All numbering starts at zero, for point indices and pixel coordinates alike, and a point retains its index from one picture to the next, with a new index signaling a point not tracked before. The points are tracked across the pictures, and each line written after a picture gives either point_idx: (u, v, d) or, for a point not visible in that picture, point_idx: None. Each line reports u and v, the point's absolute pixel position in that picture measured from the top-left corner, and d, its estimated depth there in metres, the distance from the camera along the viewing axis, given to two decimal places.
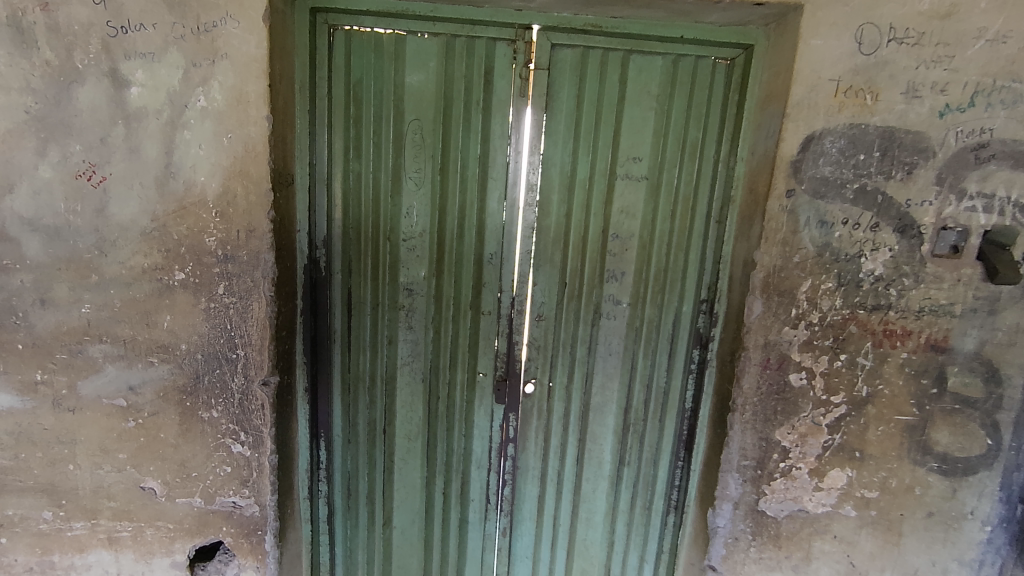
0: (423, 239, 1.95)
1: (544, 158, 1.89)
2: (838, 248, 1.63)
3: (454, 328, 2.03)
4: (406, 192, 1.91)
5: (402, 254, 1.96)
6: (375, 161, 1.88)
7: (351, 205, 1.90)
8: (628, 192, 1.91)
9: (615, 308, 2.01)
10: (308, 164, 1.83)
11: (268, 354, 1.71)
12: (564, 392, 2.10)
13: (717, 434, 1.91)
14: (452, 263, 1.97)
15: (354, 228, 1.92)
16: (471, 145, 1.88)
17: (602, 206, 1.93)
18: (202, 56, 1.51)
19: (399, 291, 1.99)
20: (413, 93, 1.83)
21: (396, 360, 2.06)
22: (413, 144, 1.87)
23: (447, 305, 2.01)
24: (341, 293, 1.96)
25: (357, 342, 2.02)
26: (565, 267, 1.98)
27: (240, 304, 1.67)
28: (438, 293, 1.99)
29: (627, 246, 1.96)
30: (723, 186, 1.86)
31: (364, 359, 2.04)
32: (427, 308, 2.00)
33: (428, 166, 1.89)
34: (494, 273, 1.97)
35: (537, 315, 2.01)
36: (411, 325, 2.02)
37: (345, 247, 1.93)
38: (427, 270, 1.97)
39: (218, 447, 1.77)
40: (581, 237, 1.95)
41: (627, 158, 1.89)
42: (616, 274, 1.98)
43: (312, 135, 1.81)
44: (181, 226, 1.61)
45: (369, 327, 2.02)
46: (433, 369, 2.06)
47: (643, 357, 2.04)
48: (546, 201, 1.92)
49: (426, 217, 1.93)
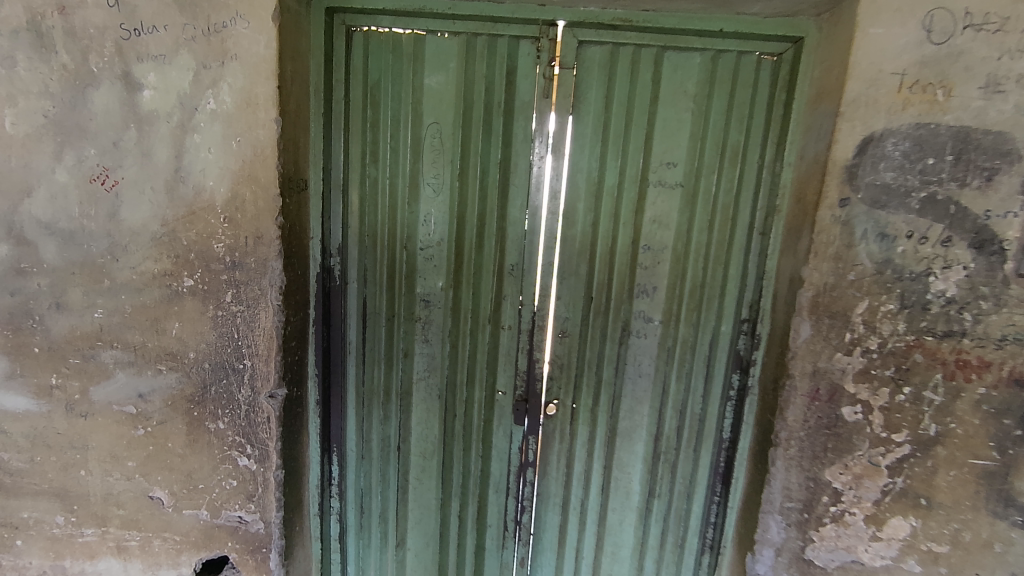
0: (441, 249, 1.85)
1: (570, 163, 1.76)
2: (902, 266, 1.43)
3: (472, 343, 1.92)
4: (424, 199, 1.82)
5: (419, 263, 1.87)
6: (391, 167, 1.80)
7: (367, 211, 1.83)
8: (661, 200, 1.76)
9: (646, 326, 1.85)
10: (323, 168, 1.76)
11: (275, 365, 1.65)
12: (589, 415, 1.94)
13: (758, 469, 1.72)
14: (471, 274, 1.86)
15: (371, 235, 1.85)
16: (492, 150, 1.78)
17: (632, 215, 1.78)
18: (212, 57, 1.48)
19: (415, 302, 1.90)
20: (432, 95, 1.75)
21: (411, 374, 1.96)
22: (432, 149, 1.78)
23: (465, 319, 1.90)
24: (356, 303, 1.89)
25: (371, 354, 1.94)
26: (591, 280, 1.83)
27: (247, 313, 1.62)
28: (455, 305, 1.89)
29: (660, 259, 1.80)
30: (767, 193, 1.69)
31: (380, 373, 1.96)
32: (444, 320, 1.90)
33: (447, 172, 1.80)
34: (515, 286, 1.85)
35: (561, 331, 1.87)
36: (427, 339, 1.92)
37: (361, 255, 1.86)
38: (444, 280, 1.87)
39: (224, 460, 1.72)
40: (608, 248, 1.81)
41: (660, 163, 1.74)
42: (647, 289, 1.82)
43: (327, 139, 1.75)
44: (190, 232, 1.57)
45: (384, 339, 1.93)
46: (450, 385, 1.96)
47: (676, 380, 1.87)
48: (570, 210, 1.79)
49: (444, 225, 1.83)
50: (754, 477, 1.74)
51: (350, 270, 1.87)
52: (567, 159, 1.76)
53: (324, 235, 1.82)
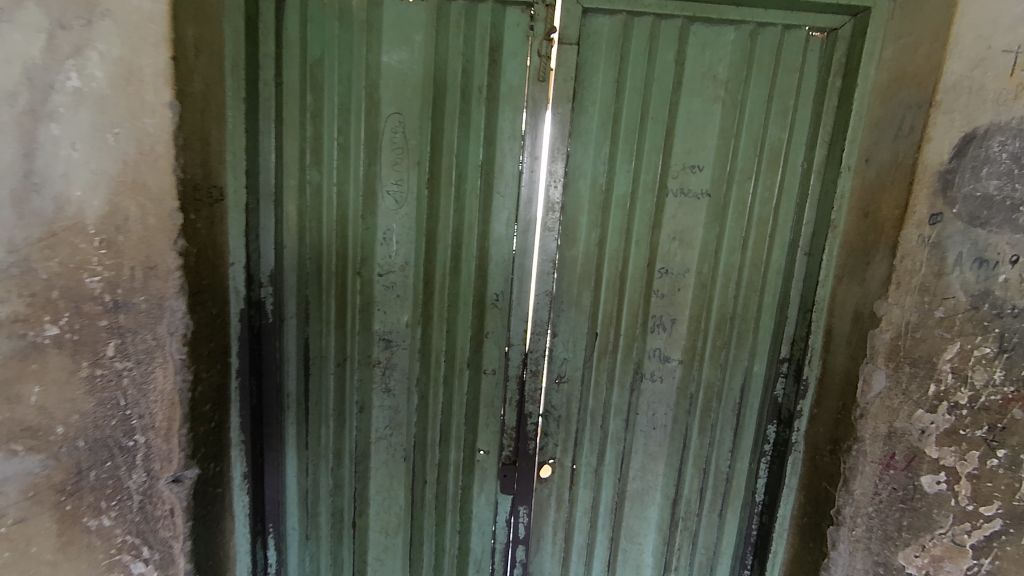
0: (406, 275, 1.46)
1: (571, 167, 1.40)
2: (1004, 300, 1.03)
3: (446, 393, 1.52)
4: (382, 211, 1.43)
5: (377, 293, 1.48)
6: (339, 170, 1.40)
7: (309, 227, 1.43)
8: (682, 213, 1.42)
9: (663, 368, 1.50)
10: (244, 173, 1.30)
11: (179, 442, 1.22)
12: (592, 477, 1.58)
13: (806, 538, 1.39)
14: (444, 306, 1.47)
15: (314, 258, 1.44)
16: (472, 149, 1.39)
17: (648, 231, 1.43)
18: (73, 13, 1.02)
19: (372, 342, 1.51)
20: (392, 76, 1.35)
21: (369, 431, 1.56)
22: (392, 147, 1.39)
23: (437, 363, 1.50)
24: (296, 345, 1.48)
25: (317, 408, 1.54)
26: (597, 313, 1.47)
27: (138, 372, 1.17)
28: (424, 345, 1.50)
29: (682, 285, 1.45)
30: (824, 205, 1.34)
31: (328, 431, 1.55)
32: (410, 363, 1.51)
33: (412, 177, 1.40)
34: (502, 320, 1.47)
35: (559, 375, 1.50)
36: (389, 388, 1.53)
37: (302, 284, 1.46)
38: (410, 314, 1.48)
39: (112, 567, 1.26)
40: (618, 272, 1.45)
41: (682, 167, 1.40)
42: (662, 322, 1.48)
43: (245, 134, 1.28)
44: (49, 260, 1.09)
45: (334, 389, 1.53)
46: (419, 445, 1.56)
47: (698, 433, 1.53)
48: (571, 225, 1.43)
49: (409, 246, 1.44)
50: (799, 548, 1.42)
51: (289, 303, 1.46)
52: (569, 160, 1.39)
53: (253, 260, 1.37)
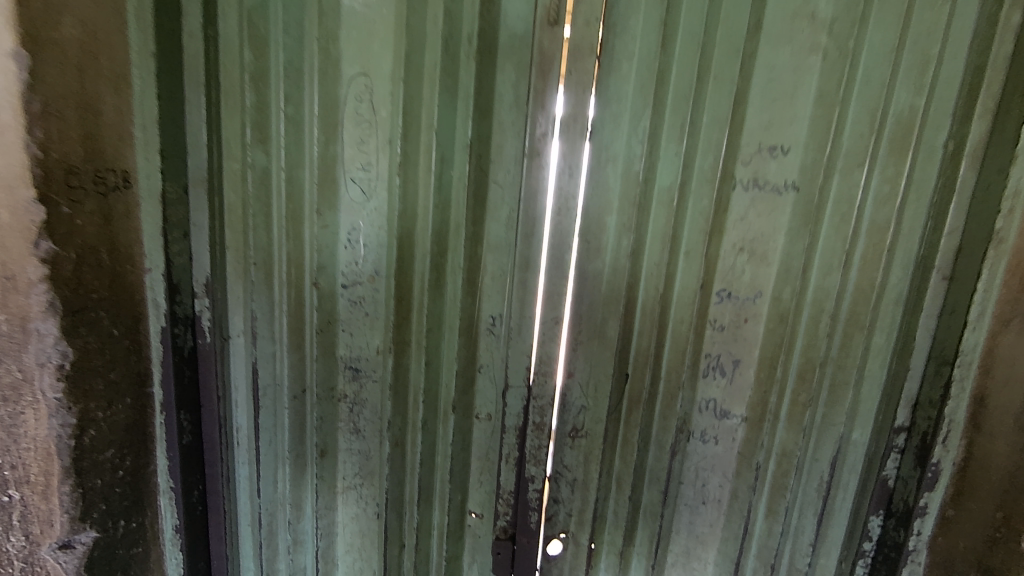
0: (376, 289, 1.12)
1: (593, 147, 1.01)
2: None
3: (427, 441, 1.18)
4: (344, 204, 1.09)
5: (341, 310, 1.15)
6: (289, 151, 1.06)
7: (254, 225, 1.11)
8: (754, 215, 1.00)
9: (720, 428, 1.10)
10: (160, 154, 1.00)
11: (62, 502, 0.94)
12: (617, 560, 1.21)
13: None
14: (422, 332, 1.11)
15: (263, 264, 1.13)
16: (460, 122, 1.02)
17: (703, 240, 1.02)
18: None
19: (335, 371, 1.19)
20: (355, 23, 1.01)
21: (334, 481, 1.25)
22: (356, 120, 1.05)
23: (415, 403, 1.16)
24: (244, 370, 1.18)
25: (270, 449, 1.23)
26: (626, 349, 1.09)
27: (6, 410, 0.90)
28: (398, 380, 1.16)
29: (753, 317, 1.04)
30: (985, 216, 0.90)
31: (285, 476, 1.24)
32: (382, 402, 1.17)
33: (382, 160, 1.05)
34: (499, 352, 1.12)
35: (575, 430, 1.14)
36: (357, 430, 1.21)
37: (250, 296, 1.14)
38: (383, 339, 1.14)
39: None
40: (656, 296, 1.05)
41: (757, 148, 0.97)
42: (720, 365, 1.07)
43: (160, 103, 0.98)
44: None
45: (290, 426, 1.21)
46: (394, 502, 1.23)
47: (766, 520, 1.10)
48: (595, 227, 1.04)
49: (379, 251, 1.10)
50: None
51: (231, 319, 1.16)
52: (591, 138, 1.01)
53: (182, 267, 1.09)
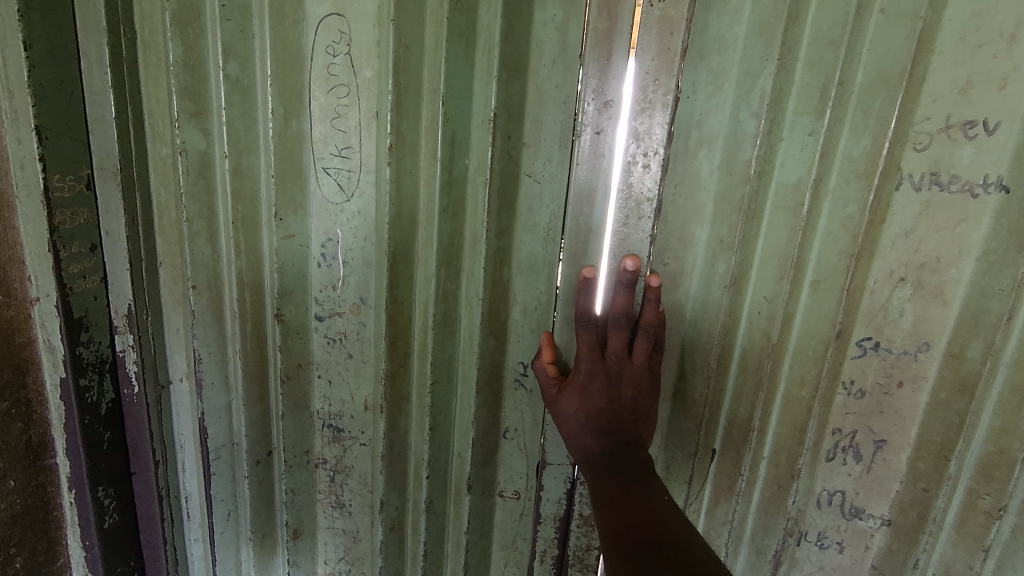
0: (363, 327, 0.83)
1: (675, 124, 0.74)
2: None
3: (433, 525, 0.90)
4: (315, 207, 0.79)
5: (315, 351, 0.86)
6: (235, 130, 0.74)
7: (191, 235, 0.79)
8: (927, 231, 0.66)
9: (846, 532, 0.78)
10: (36, 134, 0.71)
11: None
12: None
13: (614, 440, 0.74)
14: (424, 386, 0.82)
15: (206, 286, 0.81)
16: (480, 93, 0.73)
17: (843, 267, 0.69)
18: None
19: (308, 432, 0.90)
20: None
21: (314, 565, 0.97)
22: (330, 85, 0.74)
23: (416, 479, 0.88)
24: (190, 427, 0.90)
25: (228, 528, 0.94)
26: (717, 403, 0.83)
27: None
28: (394, 445, 0.86)
29: (915, 380, 0.70)
30: None
31: (249, 558, 0.96)
32: (373, 472, 0.89)
33: (367, 143, 0.75)
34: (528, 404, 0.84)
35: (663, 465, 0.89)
36: (342, 503, 0.92)
37: (196, 326, 0.82)
38: (372, 391, 0.85)
39: None
40: (765, 339, 0.76)
41: (940, 128, 0.63)
42: (852, 446, 0.75)
43: (32, 58, 0.69)
44: None
45: (253, 500, 0.92)
46: None
47: None
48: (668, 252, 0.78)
49: (367, 273, 0.80)
50: (621, 485, 0.68)
51: (167, 360, 0.89)
52: (669, 115, 0.72)
53: (88, 294, 0.81)
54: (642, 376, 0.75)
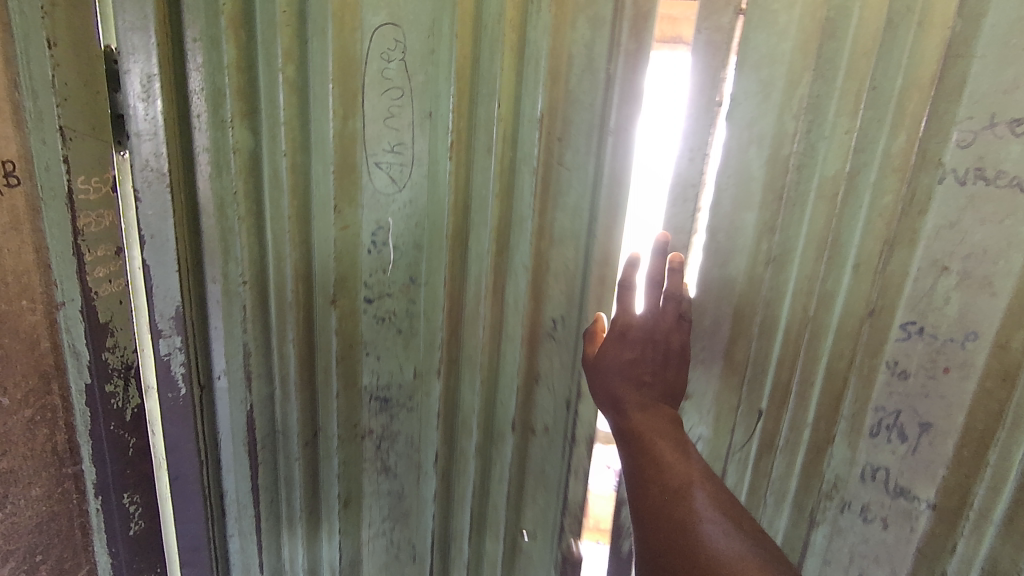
0: (413, 305, 0.87)
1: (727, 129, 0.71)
2: None
3: (478, 489, 0.97)
4: (366, 199, 0.80)
5: (364, 331, 0.87)
6: (292, 129, 0.77)
7: (246, 230, 0.81)
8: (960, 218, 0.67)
9: (891, 508, 0.80)
10: (61, 134, 0.74)
11: None
12: None
13: (648, 398, 0.71)
14: (475, 358, 0.88)
15: (256, 282, 0.83)
16: (527, 94, 0.75)
17: (879, 253, 0.72)
18: None
19: (357, 406, 0.92)
20: None
21: (358, 535, 1.01)
22: (382, 87, 0.75)
23: (466, 441, 0.93)
24: (234, 423, 0.90)
25: (275, 512, 0.97)
26: (755, 401, 0.82)
27: None
28: (448, 408, 0.92)
29: (961, 367, 0.71)
30: None
31: (296, 537, 0.99)
32: (421, 435, 0.94)
33: (421, 139, 0.78)
34: (563, 367, 0.85)
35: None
36: (387, 468, 0.96)
37: (244, 318, 0.85)
38: (423, 364, 0.90)
39: None
40: (818, 321, 0.77)
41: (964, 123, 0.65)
42: (896, 427, 0.77)
43: (56, 57, 0.72)
44: None
45: (302, 480, 0.95)
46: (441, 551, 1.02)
47: None
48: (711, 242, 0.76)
49: (415, 257, 0.84)
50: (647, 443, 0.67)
51: (209, 357, 0.88)
52: (721, 119, 0.71)
53: (113, 300, 0.84)
54: (676, 328, 0.73)
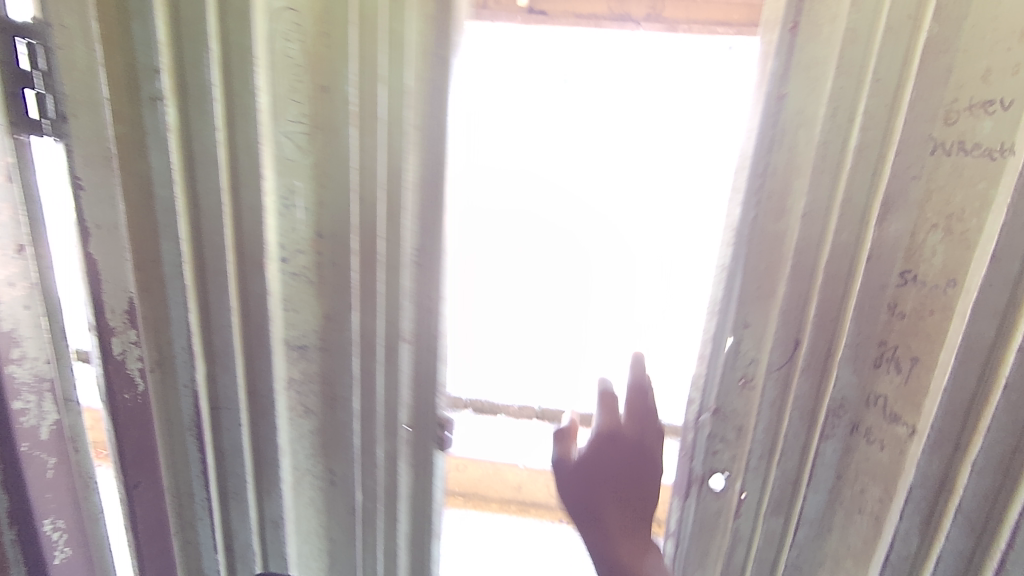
0: (319, 258, 0.90)
1: (781, 120, 0.79)
2: None
3: (387, 452, 0.99)
4: (275, 164, 0.86)
5: (276, 282, 0.92)
6: (240, 108, 0.82)
7: (199, 203, 0.86)
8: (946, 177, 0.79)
9: (886, 431, 0.91)
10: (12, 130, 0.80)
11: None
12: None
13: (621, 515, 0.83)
14: (382, 313, 0.90)
15: (201, 257, 0.88)
16: (407, 68, 0.80)
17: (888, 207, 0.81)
18: None
19: (284, 357, 0.97)
20: None
21: (288, 489, 1.06)
22: (287, 68, 0.82)
23: (360, 405, 0.97)
24: (187, 402, 0.96)
25: (228, 478, 1.03)
26: (796, 332, 0.87)
27: None
28: (342, 368, 0.95)
29: (943, 309, 0.83)
30: None
31: (248, 499, 1.05)
32: (322, 391, 0.98)
33: (315, 107, 0.83)
34: (435, 313, 0.89)
35: (744, 378, 0.91)
36: (302, 416, 1.00)
37: (184, 297, 0.91)
38: (324, 320, 0.94)
39: None
40: (843, 269, 0.84)
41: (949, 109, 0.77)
42: (895, 360, 0.88)
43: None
44: None
45: (247, 445, 1.01)
46: (359, 515, 1.05)
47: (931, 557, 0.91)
48: (746, 223, 0.83)
49: (313, 218, 0.88)
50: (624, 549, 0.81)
51: (171, 338, 0.93)
52: (778, 103, 0.78)
53: (16, 305, 0.85)
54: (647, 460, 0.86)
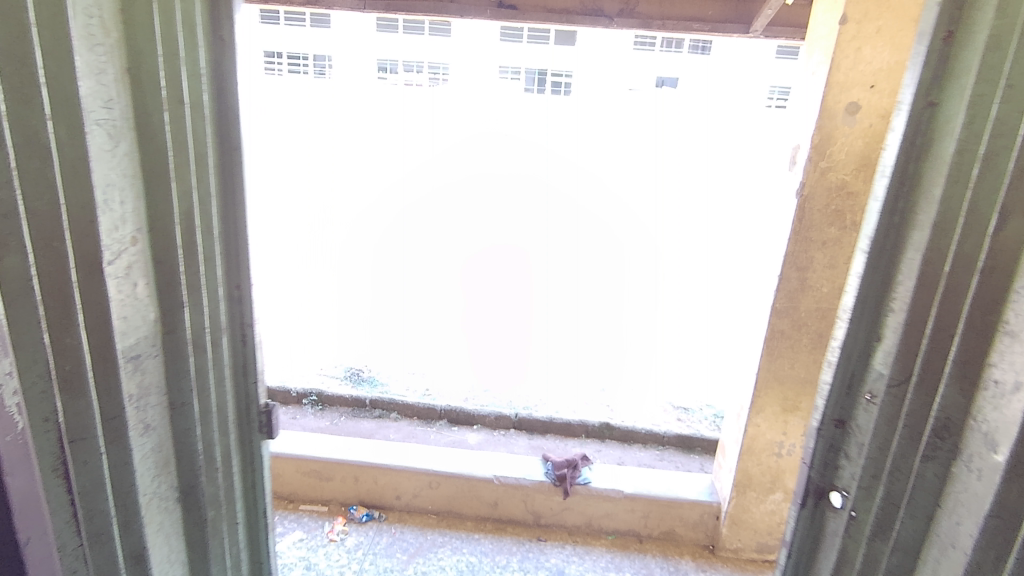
0: (120, 221, 1.28)
1: (923, 120, 1.27)
2: None
3: (173, 343, 1.47)
4: (95, 148, 1.20)
5: (104, 224, 1.24)
6: (51, 90, 1.08)
7: (61, 151, 1.11)
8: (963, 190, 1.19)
9: (900, 416, 1.32)
10: None
11: None
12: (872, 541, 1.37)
13: None
14: (175, 223, 1.43)
15: (48, 208, 1.09)
16: (157, 94, 1.33)
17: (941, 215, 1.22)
18: None
19: (89, 284, 1.20)
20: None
21: (126, 425, 1.33)
22: (81, 5, 1.15)
23: (153, 310, 1.41)
24: (37, 368, 1.08)
25: (77, 435, 1.19)
26: (913, 349, 1.28)
27: None
28: (152, 250, 1.38)
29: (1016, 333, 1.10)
30: None
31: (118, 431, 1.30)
32: (149, 295, 1.40)
33: (117, 91, 1.26)
34: (111, 225, 1.25)
35: (870, 393, 1.39)
36: (117, 328, 1.29)
37: (26, 259, 1.06)
38: (137, 263, 1.35)
39: None
40: (939, 268, 1.23)
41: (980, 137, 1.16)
42: (950, 344, 1.22)
43: None
44: None
45: (89, 387, 1.21)
46: (164, 421, 1.46)
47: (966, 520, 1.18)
48: (872, 252, 1.37)
49: (129, 192, 1.31)
50: None
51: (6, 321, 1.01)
52: (912, 143, 1.29)
53: None
54: None
